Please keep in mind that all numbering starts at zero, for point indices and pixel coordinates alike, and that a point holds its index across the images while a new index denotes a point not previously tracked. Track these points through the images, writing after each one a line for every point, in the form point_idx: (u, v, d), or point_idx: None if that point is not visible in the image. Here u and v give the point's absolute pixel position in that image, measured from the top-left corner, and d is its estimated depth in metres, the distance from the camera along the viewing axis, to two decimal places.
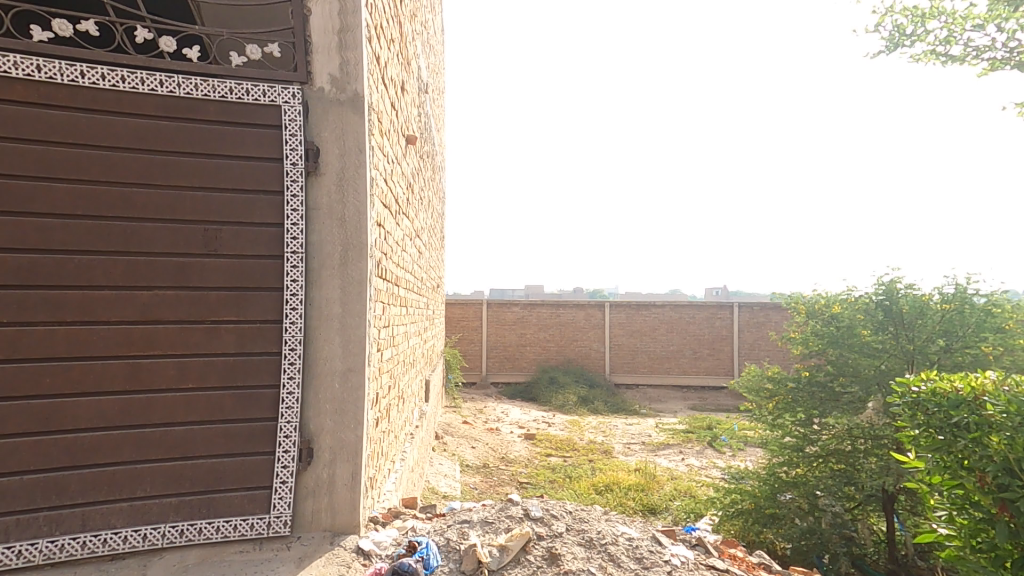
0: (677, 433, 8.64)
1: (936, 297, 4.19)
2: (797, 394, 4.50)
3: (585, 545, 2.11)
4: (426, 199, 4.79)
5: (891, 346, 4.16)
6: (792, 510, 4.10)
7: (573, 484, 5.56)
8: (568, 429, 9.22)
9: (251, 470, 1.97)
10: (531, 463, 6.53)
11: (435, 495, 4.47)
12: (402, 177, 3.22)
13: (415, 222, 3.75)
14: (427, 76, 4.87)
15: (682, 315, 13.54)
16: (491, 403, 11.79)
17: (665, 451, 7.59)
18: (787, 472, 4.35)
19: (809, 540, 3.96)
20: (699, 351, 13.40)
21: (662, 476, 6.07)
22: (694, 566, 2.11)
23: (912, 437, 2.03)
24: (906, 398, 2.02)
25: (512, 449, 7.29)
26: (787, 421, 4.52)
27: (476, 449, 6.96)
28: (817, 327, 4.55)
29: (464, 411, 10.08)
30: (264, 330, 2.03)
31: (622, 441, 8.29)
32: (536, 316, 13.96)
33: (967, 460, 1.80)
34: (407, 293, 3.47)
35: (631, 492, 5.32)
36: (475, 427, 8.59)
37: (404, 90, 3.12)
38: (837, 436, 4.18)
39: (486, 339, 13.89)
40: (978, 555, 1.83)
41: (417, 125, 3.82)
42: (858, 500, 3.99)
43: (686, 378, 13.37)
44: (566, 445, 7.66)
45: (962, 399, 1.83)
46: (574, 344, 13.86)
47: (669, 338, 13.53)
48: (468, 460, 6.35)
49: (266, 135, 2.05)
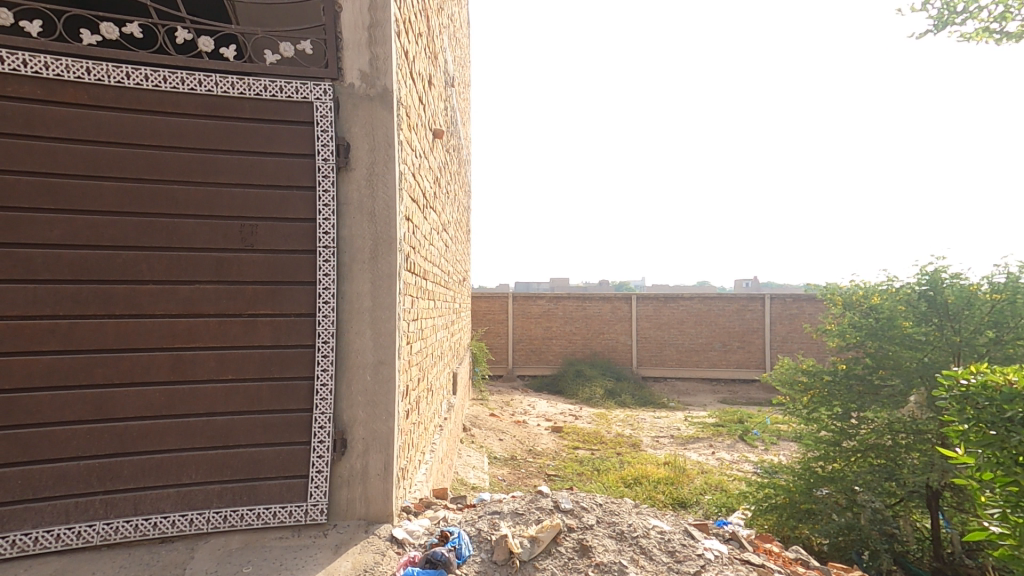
0: (706, 427, 8.54)
1: (985, 287, 4.02)
2: (833, 387, 4.39)
3: (616, 538, 2.10)
4: (452, 193, 4.82)
5: (935, 338, 4.01)
6: (828, 506, 3.98)
7: (601, 477, 5.57)
8: (595, 422, 9.21)
9: (290, 458, 2.03)
10: (558, 456, 6.56)
11: (464, 486, 4.53)
12: (429, 171, 3.24)
13: (442, 216, 3.78)
14: (453, 70, 4.86)
15: (708, 307, 13.33)
16: (516, 395, 11.87)
17: (695, 444, 7.52)
18: (823, 468, 4.25)
19: (847, 536, 3.79)
20: (728, 344, 13.14)
21: (692, 469, 6.03)
22: (730, 561, 2.08)
23: (960, 432, 1.95)
24: (953, 392, 1.96)
25: (539, 441, 7.34)
26: (823, 415, 4.42)
27: (504, 441, 7.01)
28: (854, 318, 4.43)
29: (490, 403, 10.18)
30: (300, 323, 2.08)
31: (651, 434, 8.23)
32: (559, 310, 13.93)
33: (1022, 456, 1.72)
34: (435, 286, 3.50)
35: (661, 485, 5.31)
36: (503, 419, 8.66)
37: (431, 85, 3.13)
38: (877, 430, 4.08)
39: (509, 334, 13.95)
40: None
41: (443, 119, 3.84)
42: (899, 496, 3.88)
43: (713, 372, 13.12)
44: (593, 438, 7.65)
45: (1017, 393, 1.75)
46: (597, 338, 13.80)
47: (697, 331, 13.32)
48: (496, 452, 6.41)
49: (300, 131, 2.09)
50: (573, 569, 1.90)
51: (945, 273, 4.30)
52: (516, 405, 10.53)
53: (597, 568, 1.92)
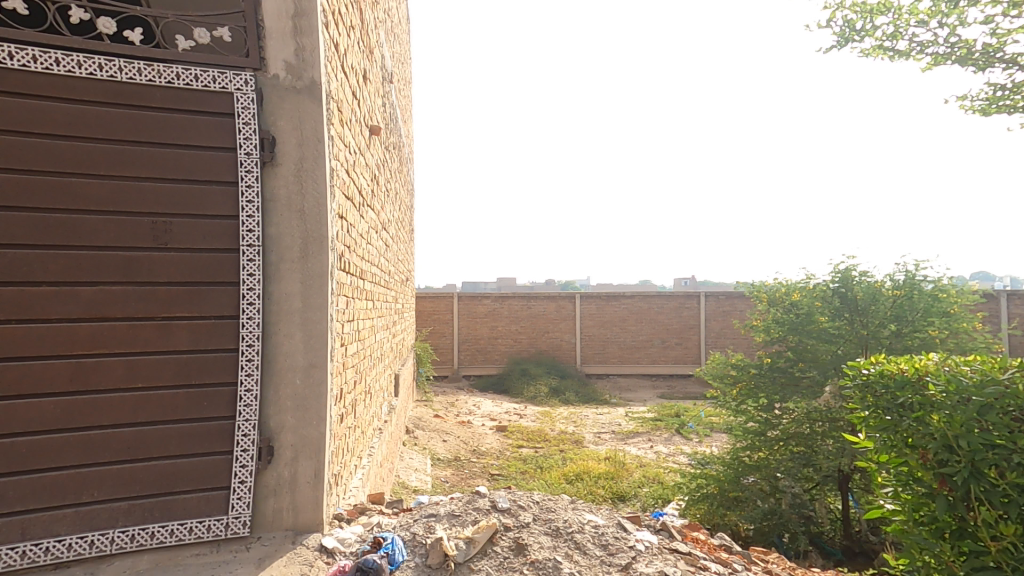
0: (645, 421, 8.83)
1: (889, 284, 4.35)
2: (759, 379, 4.63)
3: (551, 535, 2.12)
4: (393, 191, 4.74)
5: (846, 331, 4.33)
6: (753, 493, 4.22)
7: (543, 475, 5.63)
8: (539, 420, 9.32)
9: (208, 469, 1.91)
10: (502, 455, 6.59)
11: (405, 490, 4.48)
12: (367, 170, 3.16)
13: (380, 214, 3.69)
14: (392, 66, 4.77)
15: (650, 305, 13.74)
16: (462, 396, 11.80)
17: (635, 439, 7.76)
18: (750, 457, 4.49)
19: (770, 520, 4.10)
20: (668, 341, 13.67)
21: (631, 463, 6.20)
22: (658, 551, 2.13)
23: (862, 418, 2.08)
24: (856, 381, 2.10)
25: (484, 441, 7.33)
26: (750, 407, 4.66)
27: (447, 442, 6.95)
28: (778, 314, 4.68)
29: (435, 404, 10.05)
30: (220, 326, 1.97)
31: (593, 430, 8.43)
32: (507, 308, 14.00)
33: (911, 438, 1.87)
34: (374, 286, 3.41)
35: (601, 480, 5.41)
36: (446, 420, 8.60)
37: (367, 80, 3.06)
38: (797, 419, 4.34)
39: (457, 333, 13.89)
40: (920, 528, 1.89)
41: (381, 116, 3.76)
42: (816, 481, 4.16)
43: (653, 368, 13.61)
44: (536, 436, 7.74)
45: (908, 380, 1.91)
46: (545, 336, 13.95)
47: (639, 328, 13.75)
48: (440, 453, 6.35)
49: (219, 123, 1.97)
50: (508, 568, 1.90)
51: (857, 272, 4.75)
52: (461, 406, 10.48)
53: (531, 565, 1.93)
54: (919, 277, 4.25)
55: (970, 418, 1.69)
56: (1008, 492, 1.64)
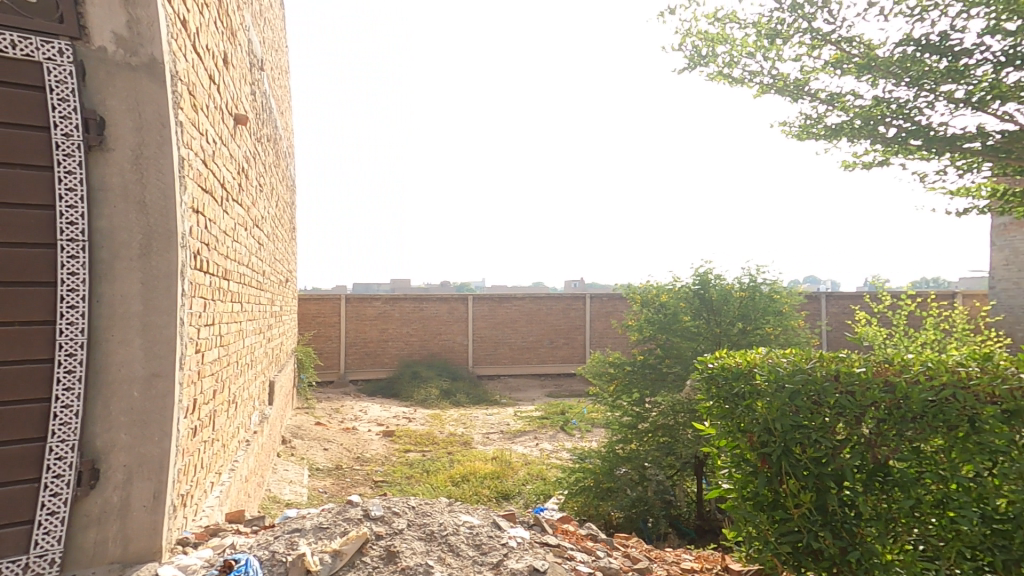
0: (532, 420, 9.26)
1: (736, 287, 4.98)
2: (633, 375, 4.99)
3: (424, 539, 2.10)
4: (268, 186, 4.51)
5: (703, 329, 4.88)
6: (624, 482, 4.56)
7: (430, 479, 5.66)
8: (429, 423, 9.36)
9: (3, 504, 1.63)
10: (388, 461, 6.54)
11: (275, 504, 4.26)
12: (233, 160, 2.92)
13: (250, 210, 3.45)
14: (262, 53, 4.52)
15: (540, 306, 14.61)
16: (347, 401, 11.37)
17: (522, 437, 8.08)
18: (623, 449, 4.77)
19: (638, 507, 4.47)
20: (556, 340, 14.63)
21: (517, 461, 6.45)
22: (529, 545, 2.20)
23: (707, 408, 2.36)
24: (704, 374, 2.37)
25: (369, 447, 7.19)
26: (624, 402, 4.93)
27: (329, 451, 6.71)
28: (650, 315, 5.10)
29: (318, 412, 9.63)
30: (23, 336, 1.68)
31: (482, 431, 8.61)
32: (399, 310, 13.87)
33: (742, 424, 2.19)
34: (242, 289, 3.18)
35: (487, 480, 5.55)
36: (329, 427, 8.33)
37: (229, 64, 2.85)
38: (664, 411, 4.66)
39: (345, 335, 13.32)
40: (746, 502, 2.19)
41: (249, 103, 3.51)
42: (677, 468, 4.56)
43: (542, 367, 14.51)
44: (425, 439, 7.77)
45: (740, 372, 2.23)
46: (438, 337, 14.08)
47: (530, 329, 14.57)
48: (319, 462, 6.13)
49: (22, 99, 1.69)
50: None
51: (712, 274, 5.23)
52: (348, 412, 10.13)
53: (401, 573, 1.88)
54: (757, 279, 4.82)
55: (784, 403, 2.08)
56: (807, 465, 2.04)
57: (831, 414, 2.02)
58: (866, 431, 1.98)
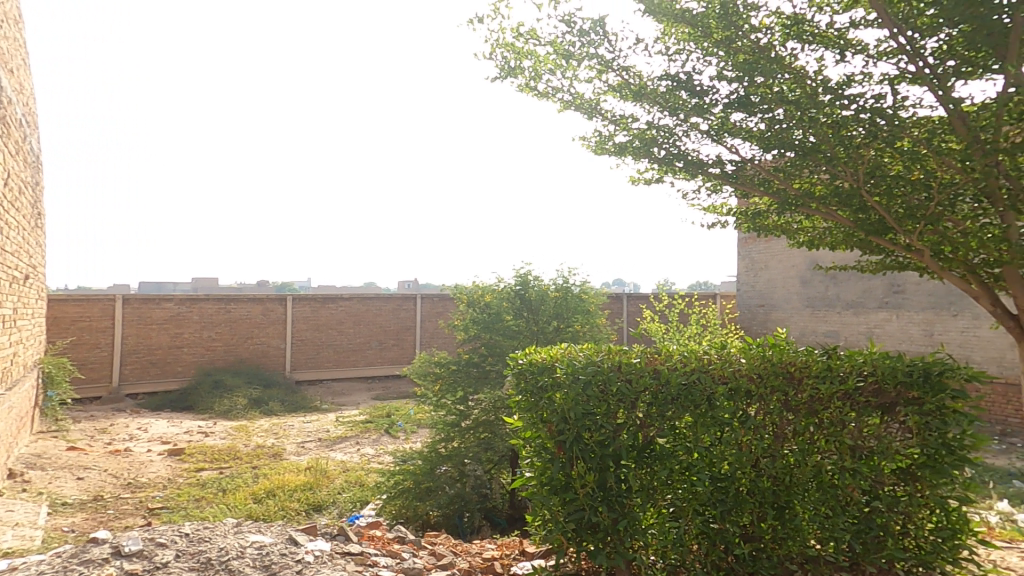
0: (356, 424, 10.45)
1: (553, 287, 6.44)
2: (459, 374, 6.03)
3: (199, 567, 2.72)
4: None
5: (520, 327, 6.19)
6: (443, 480, 5.47)
7: (227, 498, 6.20)
8: (232, 437, 10.07)
9: None
10: (170, 483, 6.95)
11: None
12: None
13: None
14: None
15: (369, 306, 17.20)
16: (126, 423, 11.23)
17: (341, 443, 9.21)
18: (445, 448, 5.71)
19: (454, 503, 5.42)
20: (384, 342, 17.41)
21: (334, 469, 7.33)
22: (330, 557, 2.84)
23: (516, 401, 2.49)
24: (514, 368, 2.49)
25: (146, 470, 7.55)
26: (449, 402, 5.92)
27: (82, 479, 6.80)
28: (476, 316, 6.24)
29: (76, 438, 9.30)
30: None
31: (296, 440, 9.60)
32: (198, 313, 14.85)
33: (545, 415, 2.38)
34: None
35: (298, 494, 6.23)
36: (89, 452, 8.36)
37: None
38: (485, 409, 5.80)
39: (122, 340, 13.79)
40: (543, 486, 2.41)
41: None
42: (493, 462, 5.72)
43: (369, 370, 17.07)
44: (223, 453, 8.44)
45: (544, 366, 2.42)
46: (249, 343, 15.49)
47: (356, 331, 17.01)
48: (66, 494, 6.14)
49: None
50: None
51: (535, 275, 6.64)
52: (115, 433, 10.18)
53: None
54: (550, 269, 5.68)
55: (578, 393, 2.33)
56: (594, 447, 2.33)
57: (615, 401, 2.33)
58: (638, 414, 2.34)
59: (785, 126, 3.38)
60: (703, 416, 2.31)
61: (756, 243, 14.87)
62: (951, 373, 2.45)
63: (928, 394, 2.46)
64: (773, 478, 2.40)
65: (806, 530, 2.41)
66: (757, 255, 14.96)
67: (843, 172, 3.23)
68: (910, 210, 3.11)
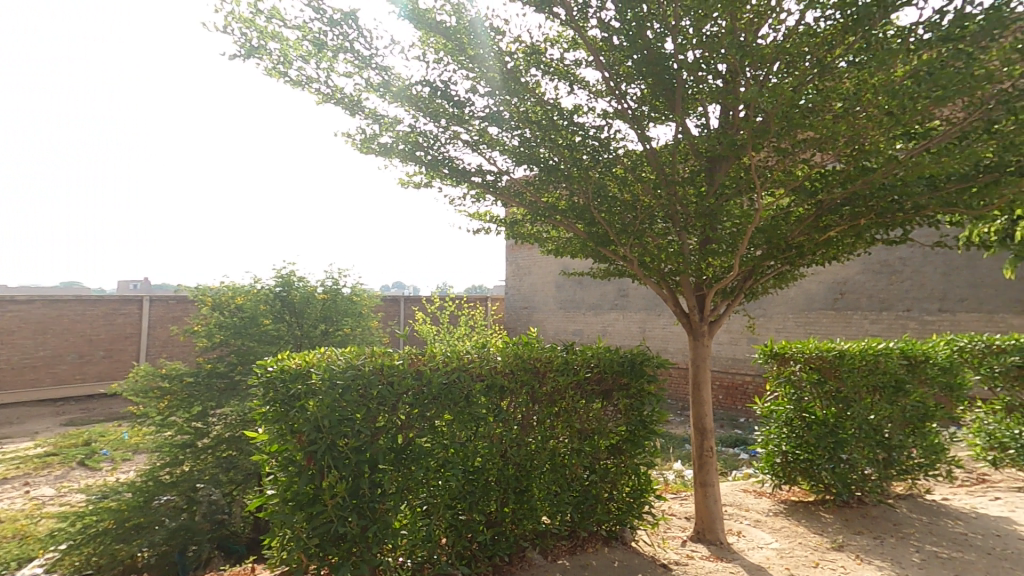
0: (31, 461, 10.34)
1: (320, 291, 8.70)
2: (196, 386, 7.60)
3: None
4: None
5: (280, 332, 8.15)
6: (164, 512, 6.35)
7: None
8: None
9: None
10: None
11: None
12: None
13: None
14: None
15: (67, 312, 15.77)
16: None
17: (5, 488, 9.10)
18: (170, 475, 6.80)
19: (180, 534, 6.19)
20: (88, 354, 16.11)
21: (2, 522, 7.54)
22: None
23: (262, 414, 2.65)
24: (262, 377, 2.64)
25: None
26: (183, 419, 7.31)
27: None
28: (226, 320, 8.01)
29: None
30: None
31: None
32: None
33: (295, 426, 2.59)
34: None
35: None
36: None
37: None
38: (225, 432, 7.12)
39: None
40: (287, 503, 2.60)
41: None
42: (234, 485, 6.79)
43: (70, 386, 15.74)
44: None
45: (298, 374, 2.64)
46: None
47: (41, 342, 15.36)
48: None
49: None
50: None
51: (300, 279, 8.75)
52: None
53: None
54: (287, 276, 7.84)
55: (335, 399, 2.63)
56: (348, 454, 2.65)
57: (374, 403, 2.72)
58: (399, 416, 2.79)
59: (535, 144, 3.67)
60: (460, 411, 2.91)
61: (519, 252, 17.63)
62: (649, 361, 3.48)
63: (634, 378, 3.46)
64: (518, 467, 3.13)
65: (538, 508, 3.19)
66: (522, 262, 17.52)
67: (578, 190, 3.64)
68: (624, 229, 3.60)
